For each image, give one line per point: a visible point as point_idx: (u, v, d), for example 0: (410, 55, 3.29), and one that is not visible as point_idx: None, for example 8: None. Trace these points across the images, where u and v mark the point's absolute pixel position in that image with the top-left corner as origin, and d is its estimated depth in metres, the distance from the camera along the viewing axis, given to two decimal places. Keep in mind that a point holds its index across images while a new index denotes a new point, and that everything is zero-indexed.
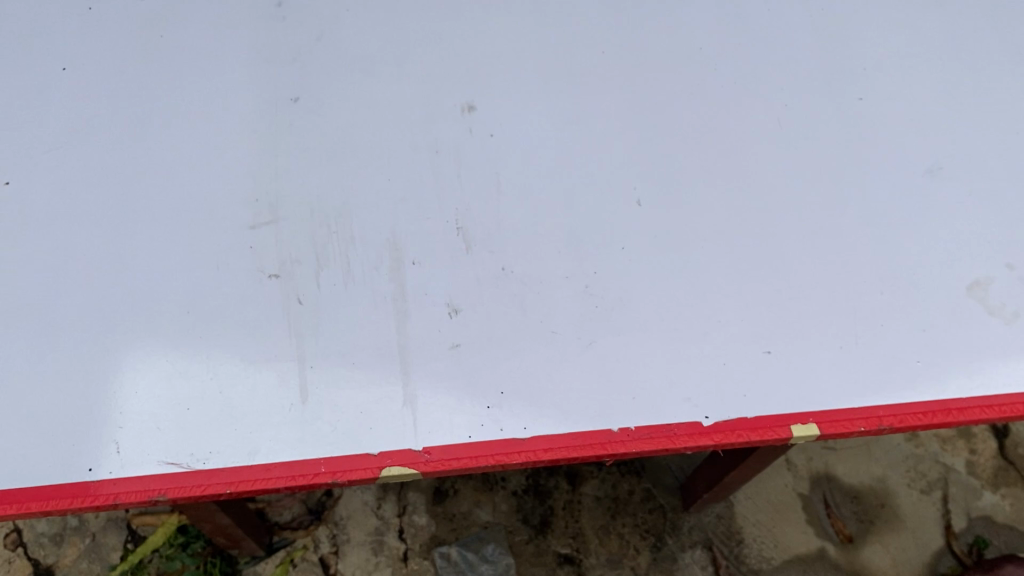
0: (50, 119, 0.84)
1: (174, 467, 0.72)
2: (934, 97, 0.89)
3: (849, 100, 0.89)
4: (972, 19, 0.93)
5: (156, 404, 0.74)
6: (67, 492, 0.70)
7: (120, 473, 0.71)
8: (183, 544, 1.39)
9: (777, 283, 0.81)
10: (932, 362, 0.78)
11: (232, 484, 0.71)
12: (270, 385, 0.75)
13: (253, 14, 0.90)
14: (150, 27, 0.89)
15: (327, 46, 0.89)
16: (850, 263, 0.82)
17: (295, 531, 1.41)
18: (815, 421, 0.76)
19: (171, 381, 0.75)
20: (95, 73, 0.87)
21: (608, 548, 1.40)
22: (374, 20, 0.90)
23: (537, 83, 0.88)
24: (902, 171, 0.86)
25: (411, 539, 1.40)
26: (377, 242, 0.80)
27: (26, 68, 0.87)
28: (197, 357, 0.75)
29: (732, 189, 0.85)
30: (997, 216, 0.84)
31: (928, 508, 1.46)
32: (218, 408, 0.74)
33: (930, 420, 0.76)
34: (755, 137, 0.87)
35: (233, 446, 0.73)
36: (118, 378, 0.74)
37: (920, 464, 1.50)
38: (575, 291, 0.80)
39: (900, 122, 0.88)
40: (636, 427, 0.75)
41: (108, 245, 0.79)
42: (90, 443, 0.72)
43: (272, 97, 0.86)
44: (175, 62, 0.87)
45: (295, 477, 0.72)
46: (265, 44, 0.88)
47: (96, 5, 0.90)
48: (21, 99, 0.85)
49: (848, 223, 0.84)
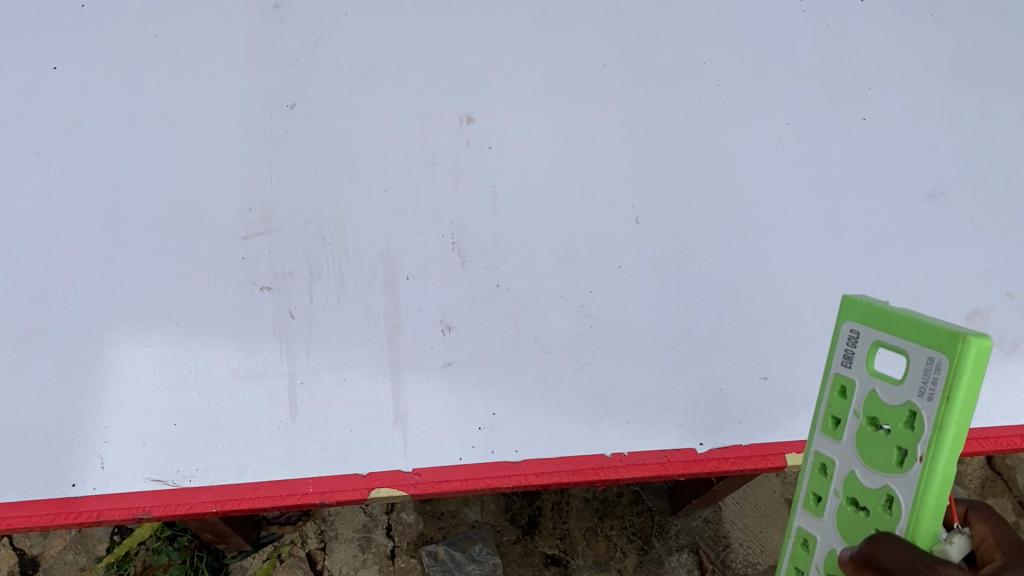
0: (40, 120, 0.83)
1: (160, 484, 0.72)
2: (938, 119, 0.88)
3: (853, 121, 0.88)
4: (981, 38, 0.92)
5: (143, 419, 0.73)
6: (50, 508, 0.70)
7: (104, 490, 0.71)
8: (170, 537, 1.37)
9: (774, 307, 0.80)
10: None
11: (218, 503, 0.71)
12: (259, 402, 0.74)
13: (247, 15, 0.88)
14: (143, 27, 0.87)
15: (325, 51, 0.87)
16: (847, 289, 0.81)
17: (283, 526, 1.40)
18: None
19: (158, 396, 0.74)
20: (87, 74, 0.85)
21: (595, 551, 1.39)
22: (373, 25, 0.88)
23: (537, 95, 0.87)
24: (904, 195, 0.85)
25: (399, 537, 1.39)
26: (371, 256, 0.79)
27: (15, 67, 0.85)
28: (185, 371, 0.74)
29: (732, 209, 0.84)
30: (998, 245, 0.83)
31: None
32: (205, 425, 0.73)
33: None
34: (756, 155, 0.86)
35: (219, 463, 0.72)
36: (104, 392, 0.73)
37: None
38: (569, 310, 0.79)
39: (903, 143, 0.87)
40: (629, 453, 0.75)
41: (97, 253, 0.78)
42: (74, 458, 0.72)
43: (268, 103, 0.85)
44: (169, 65, 0.85)
45: (283, 497, 0.72)
46: (261, 47, 0.87)
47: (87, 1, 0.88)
48: (11, 98, 0.83)
49: (849, 247, 0.83)
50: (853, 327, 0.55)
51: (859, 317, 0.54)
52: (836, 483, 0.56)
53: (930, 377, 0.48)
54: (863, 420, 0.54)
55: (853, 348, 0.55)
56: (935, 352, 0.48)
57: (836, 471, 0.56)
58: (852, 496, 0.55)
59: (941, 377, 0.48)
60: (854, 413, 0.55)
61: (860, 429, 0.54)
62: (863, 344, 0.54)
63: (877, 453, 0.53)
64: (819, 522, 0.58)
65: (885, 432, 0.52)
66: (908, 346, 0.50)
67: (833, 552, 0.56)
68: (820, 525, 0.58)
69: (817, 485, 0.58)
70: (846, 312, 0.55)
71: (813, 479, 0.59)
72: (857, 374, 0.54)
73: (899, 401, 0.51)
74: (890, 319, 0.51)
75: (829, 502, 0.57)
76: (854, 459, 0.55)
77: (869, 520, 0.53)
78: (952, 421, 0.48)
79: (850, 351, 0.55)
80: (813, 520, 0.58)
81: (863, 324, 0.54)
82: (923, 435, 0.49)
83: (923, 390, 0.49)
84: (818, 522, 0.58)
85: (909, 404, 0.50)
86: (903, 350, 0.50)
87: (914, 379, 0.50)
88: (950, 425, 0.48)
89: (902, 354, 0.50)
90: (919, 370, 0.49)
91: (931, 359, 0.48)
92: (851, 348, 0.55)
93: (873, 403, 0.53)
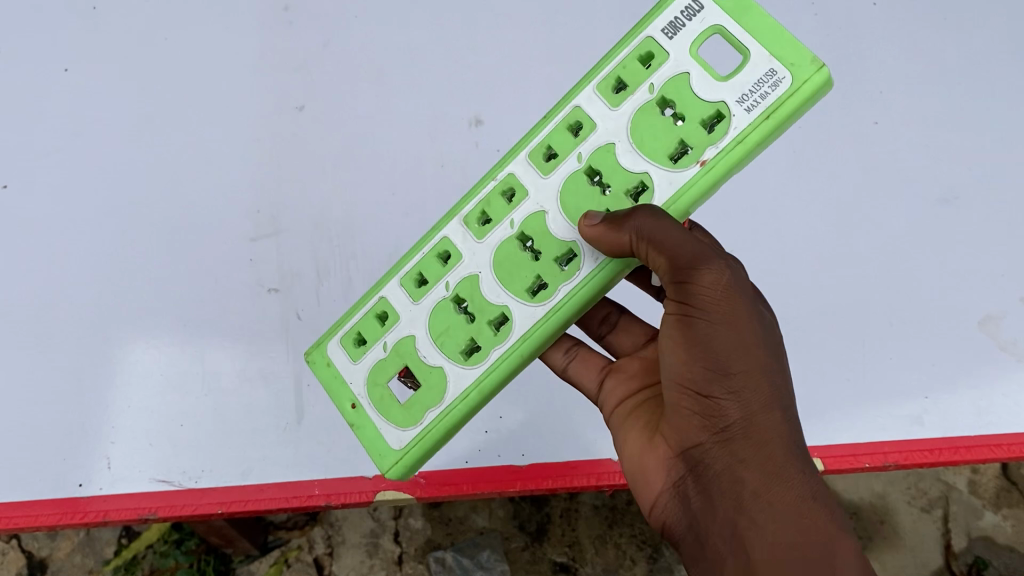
0: (51, 123, 0.83)
1: (166, 485, 0.71)
2: (952, 122, 0.87)
3: (865, 124, 0.87)
4: (999, 39, 0.90)
5: (150, 419, 0.73)
6: (57, 507, 0.70)
7: (111, 490, 0.71)
8: (177, 540, 1.35)
9: (783, 312, 0.80)
10: (940, 398, 0.77)
11: (224, 504, 0.71)
12: (265, 403, 0.74)
13: (257, 16, 0.88)
14: (153, 28, 0.87)
15: (334, 53, 0.87)
16: (857, 294, 0.80)
17: (291, 530, 1.40)
18: (818, 456, 0.77)
19: (164, 397, 0.74)
20: (98, 76, 0.85)
21: (604, 559, 1.38)
22: (381, 25, 0.88)
23: (547, 95, 0.86)
24: (916, 199, 0.84)
25: (407, 543, 1.39)
26: (379, 257, 0.80)
27: (26, 68, 0.85)
28: (192, 373, 0.74)
29: (740, 214, 0.84)
30: (1016, 249, 0.81)
31: (927, 527, 1.44)
32: (210, 425, 0.73)
33: (936, 458, 0.76)
34: (767, 159, 0.85)
35: (225, 464, 0.72)
36: (111, 393, 0.74)
37: (921, 482, 1.47)
38: None
39: (915, 147, 0.86)
40: None
41: (106, 254, 0.78)
42: (82, 458, 0.72)
43: (277, 105, 0.84)
44: (179, 67, 0.86)
45: (289, 499, 0.71)
46: (270, 49, 0.87)
47: (98, 3, 0.88)
48: (22, 100, 0.84)
49: (860, 252, 0.82)
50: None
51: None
52: (584, 155, 0.63)
53: (765, 89, 0.57)
54: (654, 97, 0.61)
55: (688, 19, 0.61)
56: (782, 69, 0.57)
57: (592, 136, 0.63)
58: (593, 163, 0.62)
59: (776, 96, 0.57)
60: (648, 84, 0.61)
61: (636, 116, 0.61)
62: (702, 19, 0.60)
63: (645, 129, 0.61)
64: (541, 176, 0.64)
65: (681, 103, 0.60)
66: (754, 48, 0.58)
67: (542, 212, 0.63)
68: (476, 249, 0.66)
69: (544, 163, 0.64)
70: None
71: (552, 133, 0.64)
72: (676, 57, 0.61)
73: (718, 94, 0.58)
74: (742, 14, 0.59)
75: (517, 217, 0.64)
76: (620, 133, 0.62)
77: (539, 262, 0.63)
78: (773, 117, 0.57)
79: (682, 21, 0.61)
80: (473, 241, 0.66)
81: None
82: (718, 139, 0.58)
83: (745, 100, 0.57)
84: (476, 243, 0.66)
85: (723, 104, 0.58)
86: (745, 49, 0.58)
87: (736, 86, 0.58)
88: (744, 144, 0.57)
89: (741, 54, 0.58)
90: (754, 77, 0.57)
91: (771, 73, 0.57)
92: (688, 17, 0.61)
93: (678, 85, 0.60)
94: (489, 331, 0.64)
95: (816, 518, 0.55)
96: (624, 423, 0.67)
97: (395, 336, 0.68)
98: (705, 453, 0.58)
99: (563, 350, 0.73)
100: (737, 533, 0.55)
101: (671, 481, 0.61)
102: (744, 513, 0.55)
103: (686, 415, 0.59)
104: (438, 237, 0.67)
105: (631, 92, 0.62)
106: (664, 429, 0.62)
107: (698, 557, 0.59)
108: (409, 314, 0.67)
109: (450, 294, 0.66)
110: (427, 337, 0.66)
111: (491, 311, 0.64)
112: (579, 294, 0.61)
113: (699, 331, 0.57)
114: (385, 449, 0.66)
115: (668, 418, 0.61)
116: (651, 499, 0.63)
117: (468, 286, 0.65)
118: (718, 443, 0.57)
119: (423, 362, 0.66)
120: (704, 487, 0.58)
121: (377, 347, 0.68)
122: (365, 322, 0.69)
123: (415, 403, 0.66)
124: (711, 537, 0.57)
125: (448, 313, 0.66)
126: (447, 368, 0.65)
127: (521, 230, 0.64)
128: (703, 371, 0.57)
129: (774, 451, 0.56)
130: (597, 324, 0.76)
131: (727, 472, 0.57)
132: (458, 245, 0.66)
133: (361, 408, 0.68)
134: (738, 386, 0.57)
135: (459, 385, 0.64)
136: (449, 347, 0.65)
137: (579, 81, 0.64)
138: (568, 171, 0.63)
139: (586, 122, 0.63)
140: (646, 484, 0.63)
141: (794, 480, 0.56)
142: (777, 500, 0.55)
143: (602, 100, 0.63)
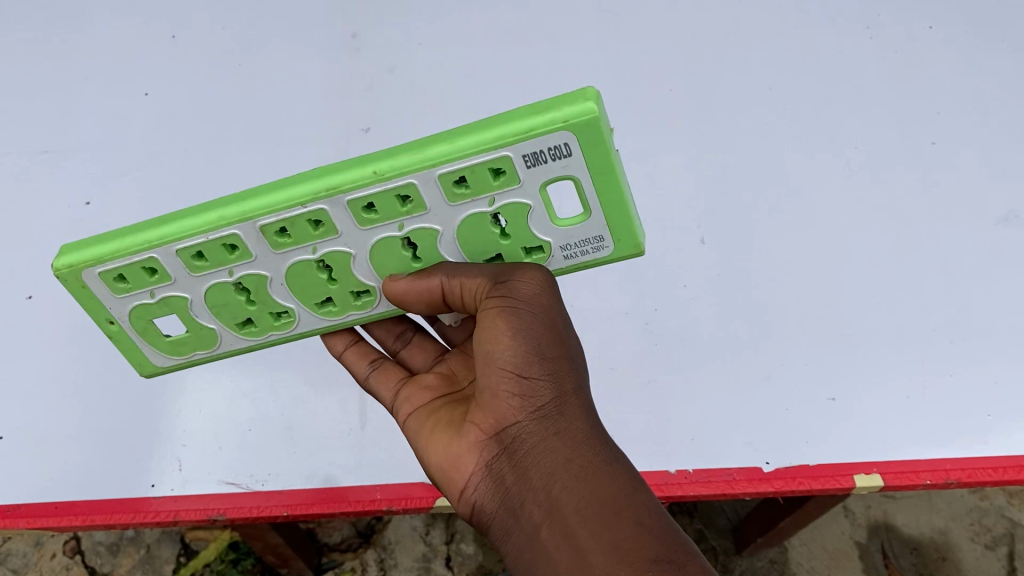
0: (129, 142, 0.87)
1: (233, 487, 0.74)
2: (1013, 145, 0.87)
3: (922, 143, 0.87)
4: None
5: (221, 423, 0.76)
6: (130, 507, 0.73)
7: (181, 491, 0.73)
8: (234, 560, 1.38)
9: (842, 328, 0.79)
10: (1004, 418, 0.75)
11: (289, 506, 0.74)
12: (330, 410, 0.77)
13: (326, 46, 0.93)
14: (227, 55, 0.92)
15: (398, 78, 0.91)
16: (919, 309, 0.79)
17: (344, 553, 1.40)
18: (879, 472, 0.74)
19: (234, 402, 0.77)
20: (175, 100, 0.90)
21: None
22: (447, 53, 0.92)
23: None
24: (972, 219, 0.84)
25: (459, 568, 1.38)
26: None
27: (109, 93, 0.90)
28: (260, 381, 0.78)
29: (798, 230, 0.83)
30: None
31: (992, 564, 1.39)
32: (279, 428, 0.76)
33: (1002, 476, 0.73)
34: (823, 178, 0.86)
35: (290, 469, 0.75)
36: (182, 397, 0.77)
37: (984, 517, 1.43)
38: (635, 327, 0.80)
39: (974, 169, 0.86)
40: (694, 470, 0.76)
41: None
42: (154, 460, 0.75)
43: (345, 129, 0.88)
44: (251, 91, 0.90)
45: (351, 502, 0.74)
46: (338, 74, 0.91)
47: (179, 33, 0.94)
48: (104, 121, 0.89)
49: (922, 269, 0.81)
50: (566, 140, 0.54)
51: (581, 157, 0.55)
52: (404, 228, 0.60)
53: (586, 248, 0.62)
54: (492, 210, 0.59)
55: (551, 161, 0.55)
56: (608, 242, 0.61)
57: (418, 216, 0.59)
58: (411, 237, 0.61)
59: (592, 256, 0.62)
60: (489, 199, 0.58)
61: (468, 219, 0.59)
62: (564, 167, 0.56)
63: (474, 234, 0.61)
64: (354, 227, 0.60)
65: (511, 226, 0.60)
66: (597, 218, 0.59)
67: (345, 254, 0.62)
68: (271, 254, 0.61)
69: (361, 217, 0.59)
70: (572, 123, 0.53)
71: (378, 196, 0.58)
72: (525, 188, 0.57)
73: (546, 236, 0.61)
74: (602, 185, 0.57)
75: (321, 248, 0.61)
76: (445, 229, 0.60)
77: (333, 287, 0.64)
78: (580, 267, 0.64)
79: (546, 159, 0.55)
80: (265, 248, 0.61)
81: (580, 150, 0.55)
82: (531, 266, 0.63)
83: (565, 251, 0.62)
84: (274, 253, 0.61)
85: (547, 243, 0.62)
86: (589, 214, 0.59)
87: (566, 235, 0.61)
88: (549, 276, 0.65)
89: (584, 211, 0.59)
90: (582, 235, 0.61)
91: (599, 240, 0.61)
92: (553, 159, 0.55)
93: (518, 214, 0.59)
94: (270, 317, 0.67)
95: (627, 484, 0.55)
96: (428, 426, 0.64)
97: (165, 290, 0.64)
98: (523, 431, 0.57)
99: (369, 360, 0.71)
100: (551, 496, 0.55)
101: (483, 460, 0.59)
102: (557, 483, 0.55)
103: (503, 397, 0.58)
104: (230, 230, 0.59)
105: (472, 193, 0.58)
106: (474, 416, 0.61)
107: (512, 528, 0.57)
108: (183, 283, 0.63)
109: (234, 280, 0.63)
110: (202, 303, 0.65)
111: (275, 305, 0.66)
112: (378, 316, 0.67)
113: (519, 317, 0.57)
114: (141, 359, 0.69)
115: (483, 404, 0.60)
116: (465, 484, 0.60)
117: (254, 280, 0.63)
118: (533, 419, 0.57)
119: (195, 317, 0.66)
120: (520, 463, 0.57)
121: (141, 291, 0.63)
122: (129, 270, 0.61)
123: (181, 343, 0.68)
124: (525, 504, 0.56)
125: (228, 291, 0.64)
126: (220, 330, 0.67)
127: (323, 258, 0.62)
128: (524, 351, 0.57)
129: (587, 419, 0.57)
130: (392, 339, 0.74)
131: (544, 444, 0.57)
132: (251, 245, 0.60)
133: (118, 328, 0.66)
134: (556, 368, 0.57)
135: (228, 344, 0.69)
136: (223, 315, 0.66)
137: (421, 152, 0.56)
138: (384, 234, 0.61)
139: (417, 202, 0.58)
140: (450, 478, 0.61)
141: (603, 455, 0.56)
142: (588, 467, 0.55)
143: (439, 191, 0.57)
